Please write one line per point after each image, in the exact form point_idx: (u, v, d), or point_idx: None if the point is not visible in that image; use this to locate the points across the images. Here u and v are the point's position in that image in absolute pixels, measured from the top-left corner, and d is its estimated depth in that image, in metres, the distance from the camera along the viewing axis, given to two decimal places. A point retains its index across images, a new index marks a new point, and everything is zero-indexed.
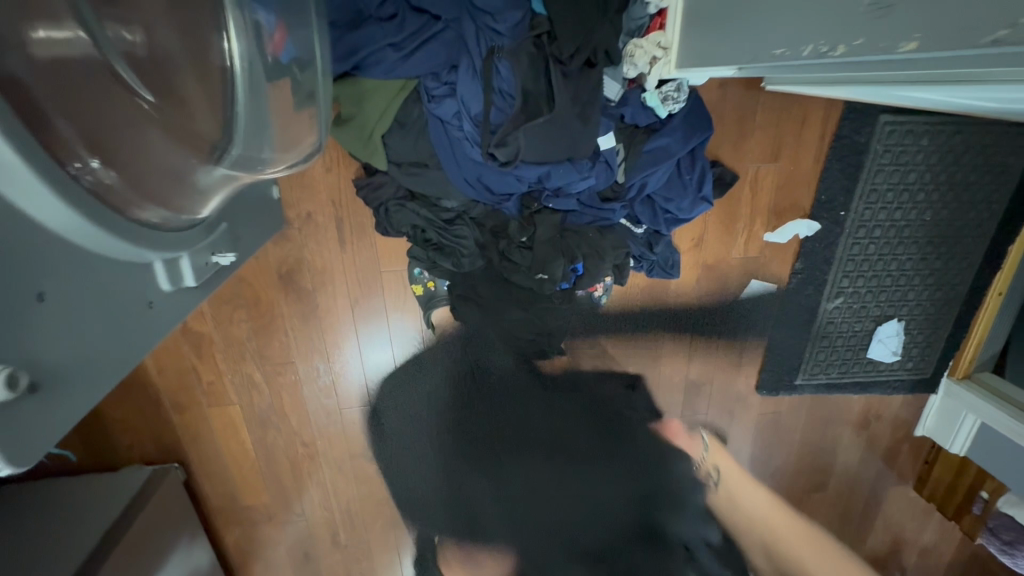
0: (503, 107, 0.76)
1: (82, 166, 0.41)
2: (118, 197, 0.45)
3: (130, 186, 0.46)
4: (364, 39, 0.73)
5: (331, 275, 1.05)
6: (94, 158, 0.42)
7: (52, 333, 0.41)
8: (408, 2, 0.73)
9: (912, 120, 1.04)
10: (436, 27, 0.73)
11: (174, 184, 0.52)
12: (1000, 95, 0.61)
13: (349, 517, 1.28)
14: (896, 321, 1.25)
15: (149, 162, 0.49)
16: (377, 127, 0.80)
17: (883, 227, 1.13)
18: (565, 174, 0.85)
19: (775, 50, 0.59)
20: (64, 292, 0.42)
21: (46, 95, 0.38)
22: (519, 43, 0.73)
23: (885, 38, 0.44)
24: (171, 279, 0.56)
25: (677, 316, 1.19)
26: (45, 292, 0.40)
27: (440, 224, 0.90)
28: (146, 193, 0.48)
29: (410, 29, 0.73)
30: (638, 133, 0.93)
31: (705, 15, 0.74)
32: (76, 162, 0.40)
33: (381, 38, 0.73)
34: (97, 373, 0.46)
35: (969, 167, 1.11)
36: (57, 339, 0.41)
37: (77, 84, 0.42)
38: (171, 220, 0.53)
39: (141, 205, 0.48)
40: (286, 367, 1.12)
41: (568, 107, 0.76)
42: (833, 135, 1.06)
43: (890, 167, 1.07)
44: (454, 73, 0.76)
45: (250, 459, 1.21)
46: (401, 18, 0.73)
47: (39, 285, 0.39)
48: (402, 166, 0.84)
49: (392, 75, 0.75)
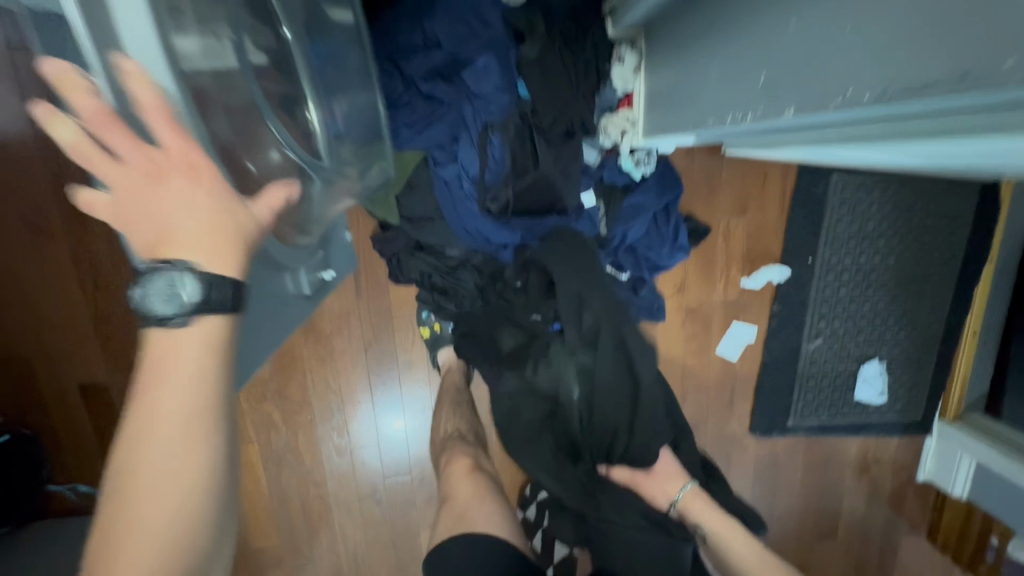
0: (495, 169, 0.90)
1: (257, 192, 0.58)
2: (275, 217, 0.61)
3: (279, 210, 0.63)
4: (389, 120, 0.92)
5: (348, 320, 1.18)
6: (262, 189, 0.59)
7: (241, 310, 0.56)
8: (418, 91, 0.90)
9: (861, 177, 1.18)
10: (441, 108, 0.89)
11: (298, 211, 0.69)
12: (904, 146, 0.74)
13: (356, 561, 1.33)
14: (878, 360, 1.32)
15: (286, 194, 0.66)
16: (394, 188, 0.96)
17: (850, 271, 1.24)
18: (554, 224, 0.98)
19: (710, 118, 0.74)
20: (243, 281, 0.57)
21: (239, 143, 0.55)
22: (507, 118, 0.87)
23: (775, 106, 0.58)
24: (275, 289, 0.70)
25: (667, 358, 1.28)
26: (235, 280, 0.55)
27: (445, 270, 1.03)
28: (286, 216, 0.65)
29: (420, 111, 0.90)
30: (616, 191, 1.08)
31: (660, 94, 0.91)
32: (253, 189, 0.57)
33: (400, 118, 0.91)
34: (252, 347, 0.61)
35: (922, 217, 1.23)
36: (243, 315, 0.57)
37: (255, 136, 0.59)
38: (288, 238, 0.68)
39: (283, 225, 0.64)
40: (303, 406, 1.22)
41: (551, 168, 0.91)
42: (793, 190, 1.20)
43: (847, 218, 1.20)
44: (456, 143, 0.92)
45: (264, 499, 1.27)
46: (415, 102, 0.90)
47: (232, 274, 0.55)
48: (413, 220, 0.99)
49: (407, 146, 0.92)
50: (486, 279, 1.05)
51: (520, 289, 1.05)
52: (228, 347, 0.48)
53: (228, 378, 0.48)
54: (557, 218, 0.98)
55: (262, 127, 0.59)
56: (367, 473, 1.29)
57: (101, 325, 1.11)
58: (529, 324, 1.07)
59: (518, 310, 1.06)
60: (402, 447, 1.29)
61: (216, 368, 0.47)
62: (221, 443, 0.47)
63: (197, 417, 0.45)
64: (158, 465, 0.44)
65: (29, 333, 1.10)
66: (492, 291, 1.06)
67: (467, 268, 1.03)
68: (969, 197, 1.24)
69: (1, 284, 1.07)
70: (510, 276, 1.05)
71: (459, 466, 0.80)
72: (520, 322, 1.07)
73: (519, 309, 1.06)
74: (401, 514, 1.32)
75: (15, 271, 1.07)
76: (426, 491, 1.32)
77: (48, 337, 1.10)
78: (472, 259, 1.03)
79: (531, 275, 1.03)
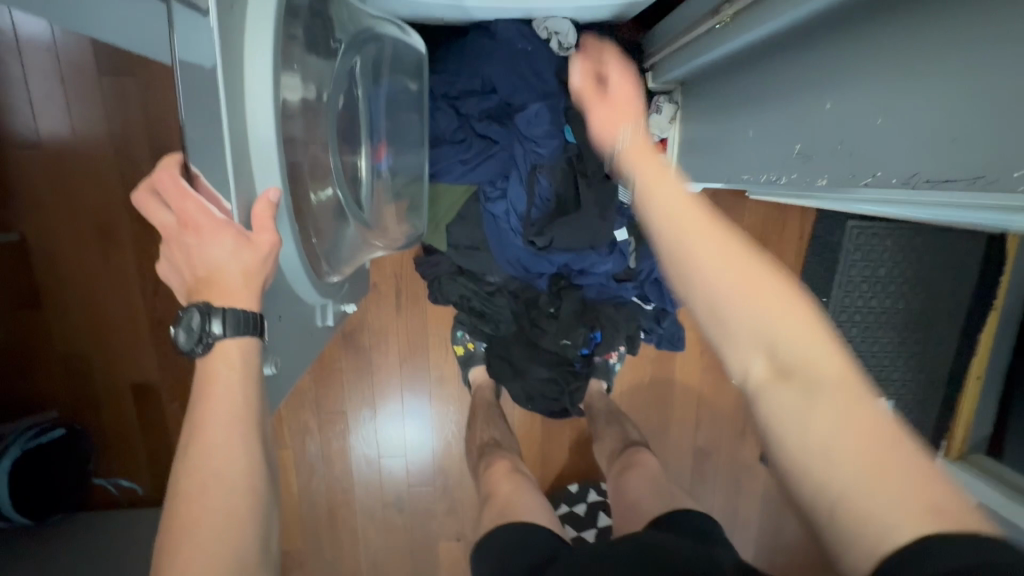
0: (541, 207, 0.98)
1: (309, 238, 0.65)
2: (316, 260, 0.68)
3: (323, 251, 0.70)
4: (443, 155, 0.98)
5: (386, 335, 1.25)
6: (313, 235, 0.67)
7: (278, 348, 0.64)
8: (474, 131, 0.98)
9: (875, 226, 1.26)
10: (494, 148, 0.98)
11: (342, 251, 0.76)
12: (927, 209, 0.80)
13: (376, 568, 1.38)
14: (886, 398, 1.37)
15: (335, 237, 0.73)
16: (443, 218, 1.04)
17: (862, 313, 1.31)
18: (589, 257, 1.06)
19: (743, 175, 0.82)
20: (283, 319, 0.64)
21: (301, 190, 0.62)
22: (555, 161, 0.96)
23: (808, 175, 0.65)
24: (323, 317, 0.78)
25: (684, 386, 1.34)
26: (278, 317, 0.63)
27: (483, 295, 1.10)
28: (328, 259, 0.72)
29: (476, 149, 0.98)
30: (647, 228, 1.15)
31: (697, 145, 0.99)
32: (307, 235, 0.65)
33: (452, 155, 0.98)
34: (286, 379, 0.69)
35: (931, 265, 1.30)
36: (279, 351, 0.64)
37: (314, 188, 0.66)
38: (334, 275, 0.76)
39: (325, 267, 0.71)
40: (337, 415, 1.28)
41: (591, 207, 0.98)
42: (810, 235, 1.27)
43: (861, 263, 1.27)
44: (506, 181, 1.00)
45: (293, 502, 1.32)
46: (468, 140, 0.98)
47: (276, 313, 0.63)
48: (458, 248, 1.06)
49: (460, 181, 1.00)
50: (521, 306, 1.12)
51: (552, 316, 1.12)
52: (252, 365, 0.52)
53: (257, 391, 0.51)
54: (592, 252, 1.05)
55: (320, 176, 0.67)
56: (392, 482, 1.35)
57: (157, 329, 1.18)
58: (561, 348, 1.14)
59: (550, 336, 1.12)
60: (427, 460, 1.34)
61: (244, 382, 0.51)
62: (253, 444, 0.50)
63: (234, 428, 0.49)
64: (201, 473, 0.47)
65: (91, 333, 1.17)
66: (526, 317, 1.13)
67: (503, 294, 1.10)
68: (976, 248, 1.31)
69: (70, 287, 1.15)
70: (544, 303, 1.12)
71: (500, 468, 0.88)
72: (551, 347, 1.13)
73: (551, 334, 1.12)
74: (422, 524, 1.37)
75: (84, 274, 1.15)
76: (447, 503, 1.37)
77: (106, 338, 1.18)
78: (509, 286, 1.10)
79: (564, 302, 1.12)
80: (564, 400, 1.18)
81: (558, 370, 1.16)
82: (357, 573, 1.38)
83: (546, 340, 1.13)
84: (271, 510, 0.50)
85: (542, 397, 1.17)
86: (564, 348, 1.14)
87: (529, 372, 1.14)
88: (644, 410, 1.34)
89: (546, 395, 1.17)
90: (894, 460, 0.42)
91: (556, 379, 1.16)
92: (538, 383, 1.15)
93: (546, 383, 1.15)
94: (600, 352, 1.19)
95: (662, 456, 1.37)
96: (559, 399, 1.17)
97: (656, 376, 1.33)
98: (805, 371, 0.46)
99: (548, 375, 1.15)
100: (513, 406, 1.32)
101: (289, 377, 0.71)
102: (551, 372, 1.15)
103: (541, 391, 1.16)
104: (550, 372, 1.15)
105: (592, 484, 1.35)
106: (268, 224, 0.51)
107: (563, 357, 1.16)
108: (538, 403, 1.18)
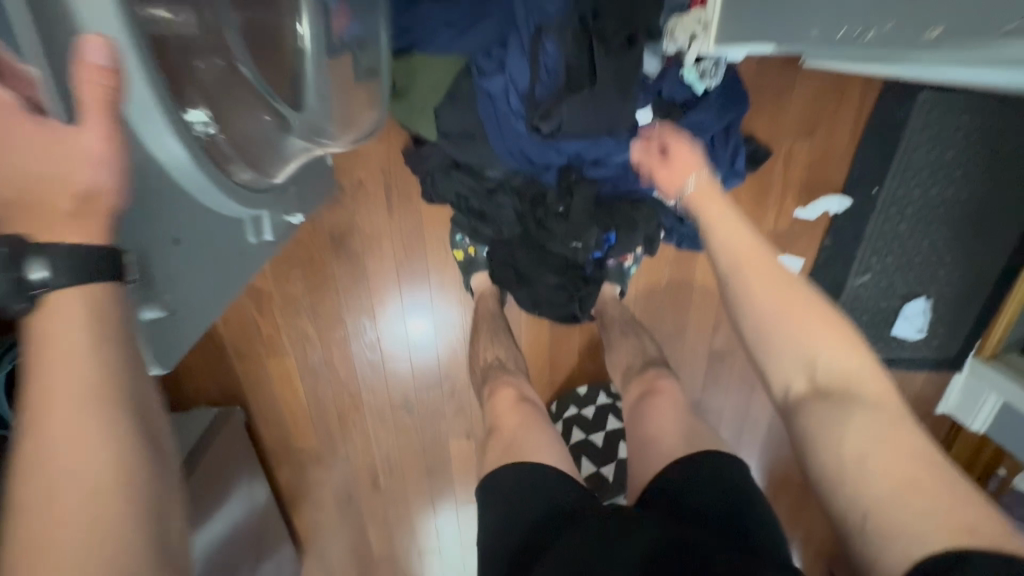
0: (547, 82, 0.80)
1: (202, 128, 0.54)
2: (222, 155, 0.57)
3: (233, 147, 0.59)
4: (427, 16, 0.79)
5: (379, 239, 1.13)
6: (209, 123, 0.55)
7: (177, 268, 0.58)
8: None
9: (952, 99, 1.05)
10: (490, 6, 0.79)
11: (264, 149, 0.66)
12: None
13: (389, 461, 1.44)
14: (925, 298, 1.26)
15: (249, 131, 0.63)
16: (429, 100, 0.86)
17: (916, 205, 1.15)
18: (604, 146, 0.91)
19: (811, 32, 0.66)
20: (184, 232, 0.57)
21: (177, 59, 0.50)
22: (565, 20, 0.77)
23: (912, 25, 0.51)
24: (255, 230, 0.71)
25: (704, 288, 1.24)
26: (176, 236, 0.56)
27: (483, 193, 0.97)
28: (243, 156, 0.61)
29: (468, 8, 0.79)
30: (675, 108, 0.96)
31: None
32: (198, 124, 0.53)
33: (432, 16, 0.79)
34: (192, 304, 0.64)
35: (1009, 147, 1.11)
36: (177, 273, 0.58)
37: (205, 63, 0.54)
38: (259, 180, 0.66)
39: (237, 165, 0.60)
40: (336, 323, 1.22)
41: (609, 80, 0.79)
42: (870, 113, 1.07)
43: (926, 145, 1.08)
44: (504, 50, 0.81)
45: (302, 407, 1.33)
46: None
47: (173, 232, 0.56)
48: (449, 136, 0.89)
49: (448, 50, 0.81)
50: (525, 204, 0.98)
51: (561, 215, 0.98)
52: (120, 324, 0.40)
53: (122, 351, 0.39)
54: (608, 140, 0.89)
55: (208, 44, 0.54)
56: (399, 386, 1.33)
57: None
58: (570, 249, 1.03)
59: (558, 237, 1.00)
60: (432, 365, 1.31)
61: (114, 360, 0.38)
62: (120, 414, 0.37)
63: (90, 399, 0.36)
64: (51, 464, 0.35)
65: None
66: (531, 218, 0.99)
67: (505, 191, 0.97)
68: None
69: None
70: (551, 200, 0.97)
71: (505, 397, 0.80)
72: (559, 248, 1.02)
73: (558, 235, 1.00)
74: (432, 424, 1.39)
75: None
76: (455, 405, 1.37)
77: None
78: (511, 181, 0.96)
79: (575, 200, 0.95)
80: (572, 306, 1.09)
81: (567, 275, 1.05)
82: (372, 465, 1.44)
83: (553, 242, 1.01)
84: (172, 478, 0.39)
85: (550, 304, 1.08)
86: (573, 252, 1.03)
87: (537, 276, 1.04)
88: (659, 314, 1.26)
89: (555, 301, 1.07)
90: (934, 486, 0.51)
91: (564, 283, 1.06)
92: (546, 288, 1.05)
93: (554, 288, 1.05)
94: (614, 255, 1.08)
95: (675, 359, 1.32)
96: (567, 306, 1.09)
97: (674, 279, 1.23)
98: (841, 388, 0.59)
99: (557, 280, 1.05)
100: (520, 312, 1.25)
101: (195, 304, 0.65)
102: (559, 277, 1.05)
103: (549, 296, 1.06)
104: (559, 278, 1.04)
105: (602, 386, 1.32)
106: (103, 104, 0.40)
107: (572, 260, 1.04)
108: (545, 309, 1.10)
